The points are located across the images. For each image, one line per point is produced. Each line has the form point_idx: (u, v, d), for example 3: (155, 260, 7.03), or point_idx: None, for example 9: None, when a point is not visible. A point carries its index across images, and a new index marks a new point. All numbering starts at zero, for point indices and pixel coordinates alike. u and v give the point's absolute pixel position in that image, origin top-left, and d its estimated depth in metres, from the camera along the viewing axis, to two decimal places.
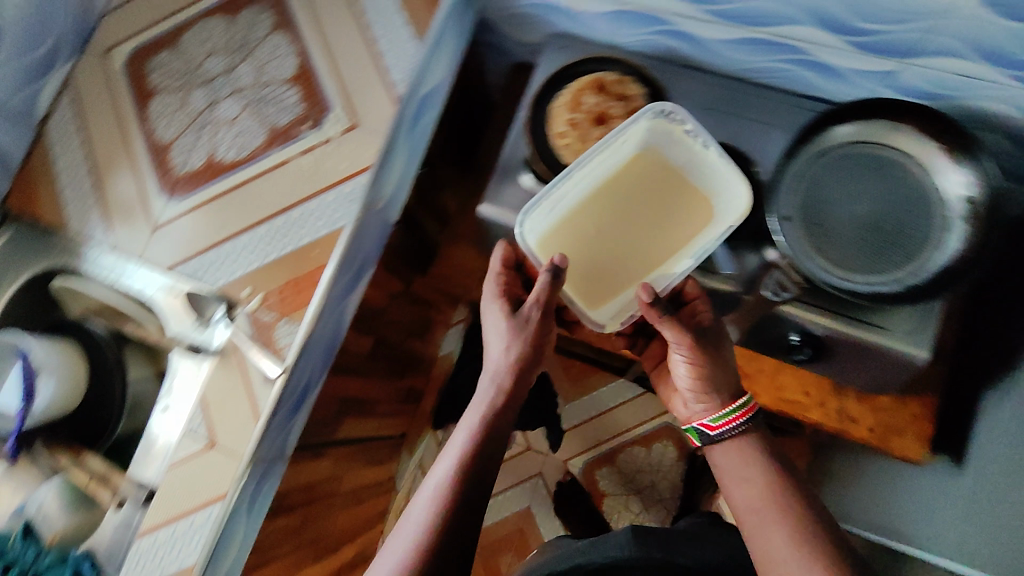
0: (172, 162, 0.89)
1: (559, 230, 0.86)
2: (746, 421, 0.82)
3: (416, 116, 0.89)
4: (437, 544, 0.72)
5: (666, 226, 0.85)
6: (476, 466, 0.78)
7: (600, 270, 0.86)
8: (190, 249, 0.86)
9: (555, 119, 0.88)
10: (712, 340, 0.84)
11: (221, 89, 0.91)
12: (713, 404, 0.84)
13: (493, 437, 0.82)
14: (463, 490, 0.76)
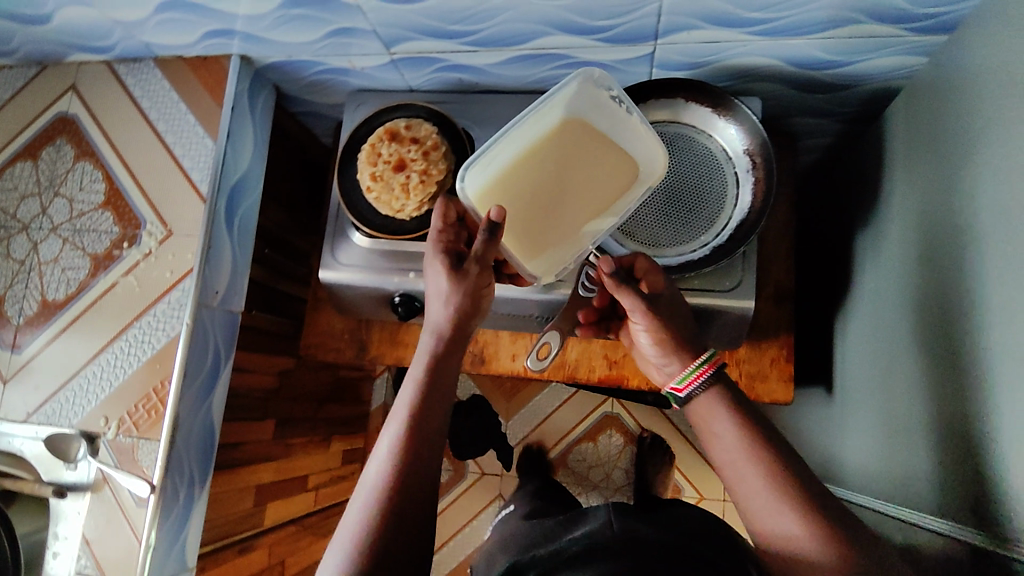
0: (7, 315, 0.90)
1: (499, 179, 0.73)
2: (713, 373, 0.69)
3: (232, 207, 0.91)
4: (381, 538, 0.58)
5: (580, 193, 0.74)
6: (420, 446, 0.64)
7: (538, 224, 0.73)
8: (43, 395, 0.87)
9: (360, 176, 0.88)
10: (670, 305, 0.76)
11: (40, 231, 0.92)
12: (675, 367, 0.74)
13: (444, 390, 0.70)
14: (410, 472, 0.62)
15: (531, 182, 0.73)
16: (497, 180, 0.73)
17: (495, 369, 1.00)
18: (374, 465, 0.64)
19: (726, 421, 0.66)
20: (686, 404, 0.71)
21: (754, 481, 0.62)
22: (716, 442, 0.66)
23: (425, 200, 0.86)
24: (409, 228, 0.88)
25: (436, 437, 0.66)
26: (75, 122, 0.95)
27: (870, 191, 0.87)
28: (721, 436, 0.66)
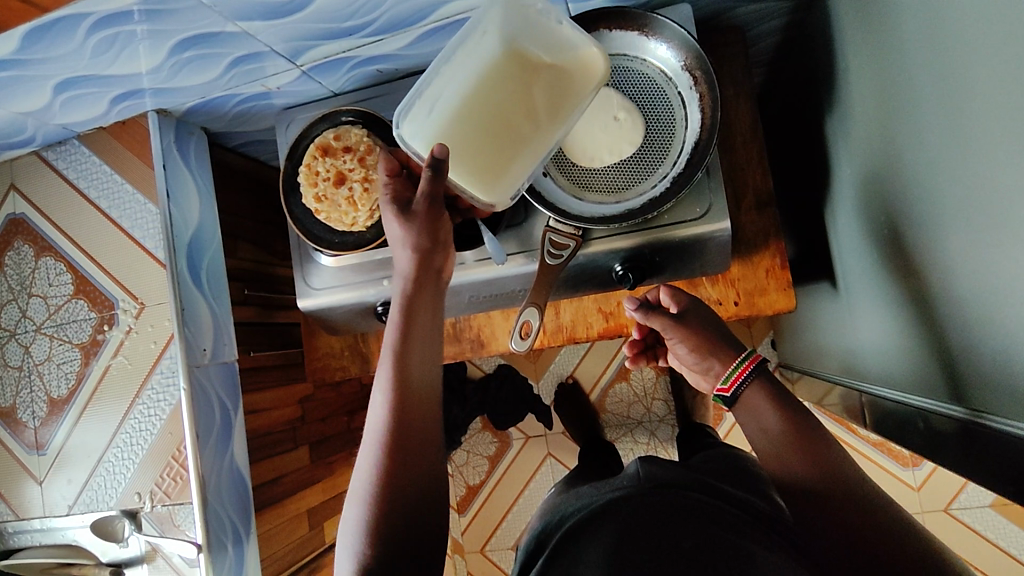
0: (23, 420, 0.93)
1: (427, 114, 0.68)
2: (756, 369, 0.70)
3: (194, 264, 0.91)
4: (392, 478, 0.62)
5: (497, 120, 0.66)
6: (412, 381, 0.67)
7: (489, 144, 0.67)
8: (78, 485, 0.90)
9: (306, 200, 0.86)
10: (696, 312, 0.77)
11: (27, 333, 0.94)
12: (716, 368, 0.74)
13: (423, 346, 0.70)
14: (406, 410, 0.66)
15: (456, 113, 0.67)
16: (426, 118, 0.68)
17: (495, 349, 0.99)
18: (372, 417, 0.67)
19: (779, 418, 0.67)
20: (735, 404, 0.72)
21: (799, 463, 0.63)
22: (766, 437, 0.67)
23: (375, 207, 0.84)
24: (368, 239, 0.85)
25: (426, 368, 0.69)
26: (22, 217, 0.95)
27: (831, 71, 0.79)
28: (770, 431, 0.67)
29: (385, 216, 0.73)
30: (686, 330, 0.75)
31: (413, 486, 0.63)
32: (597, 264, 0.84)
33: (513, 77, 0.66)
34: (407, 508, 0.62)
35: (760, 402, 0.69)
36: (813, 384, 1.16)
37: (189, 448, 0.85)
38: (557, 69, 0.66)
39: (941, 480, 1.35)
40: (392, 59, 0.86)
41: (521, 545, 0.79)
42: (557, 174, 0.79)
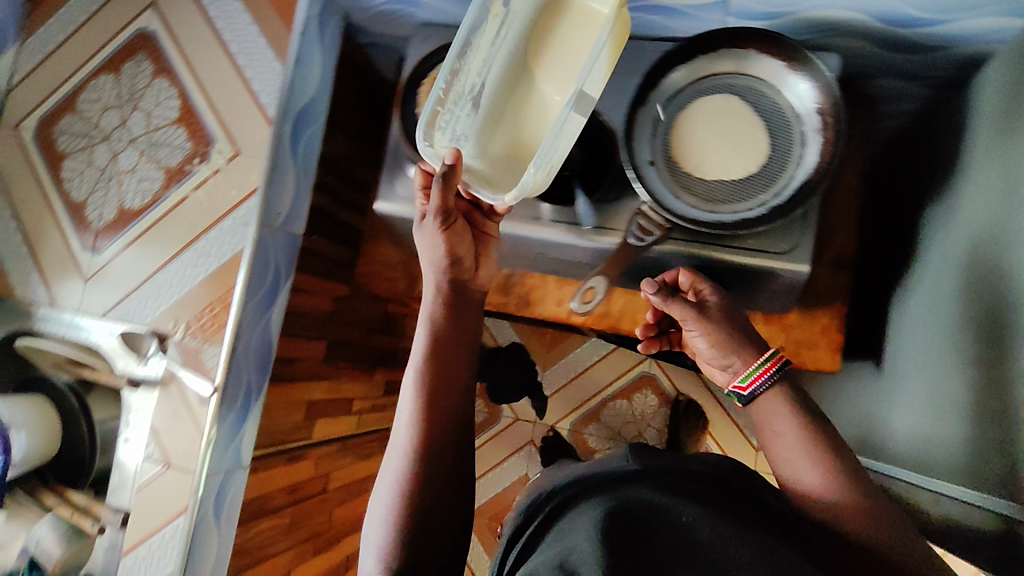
0: (89, 218, 0.96)
1: (457, 114, 0.77)
2: (778, 372, 0.68)
3: (297, 133, 0.94)
4: (427, 429, 0.66)
5: (531, 112, 0.77)
6: (445, 341, 0.72)
7: (529, 134, 0.77)
8: (119, 295, 0.94)
9: (418, 113, 0.89)
10: (726, 309, 0.73)
11: (120, 142, 0.97)
12: (736, 365, 0.71)
13: (449, 348, 0.72)
14: (433, 404, 0.67)
15: (496, 109, 0.77)
16: (465, 117, 0.78)
17: (539, 312, 1.01)
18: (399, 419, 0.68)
19: (811, 457, 0.63)
20: (751, 404, 0.69)
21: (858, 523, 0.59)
22: (801, 475, 0.63)
23: None
24: None
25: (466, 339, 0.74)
26: (152, 35, 0.98)
27: (952, 161, 0.81)
28: (806, 473, 0.63)
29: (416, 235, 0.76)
30: (710, 320, 0.71)
31: (447, 440, 0.66)
32: (667, 265, 0.86)
33: (542, 70, 0.77)
34: (440, 463, 0.65)
35: (777, 408, 0.67)
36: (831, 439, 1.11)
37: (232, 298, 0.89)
38: (553, 51, 0.76)
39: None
40: None
41: (512, 511, 0.75)
42: (663, 166, 0.81)
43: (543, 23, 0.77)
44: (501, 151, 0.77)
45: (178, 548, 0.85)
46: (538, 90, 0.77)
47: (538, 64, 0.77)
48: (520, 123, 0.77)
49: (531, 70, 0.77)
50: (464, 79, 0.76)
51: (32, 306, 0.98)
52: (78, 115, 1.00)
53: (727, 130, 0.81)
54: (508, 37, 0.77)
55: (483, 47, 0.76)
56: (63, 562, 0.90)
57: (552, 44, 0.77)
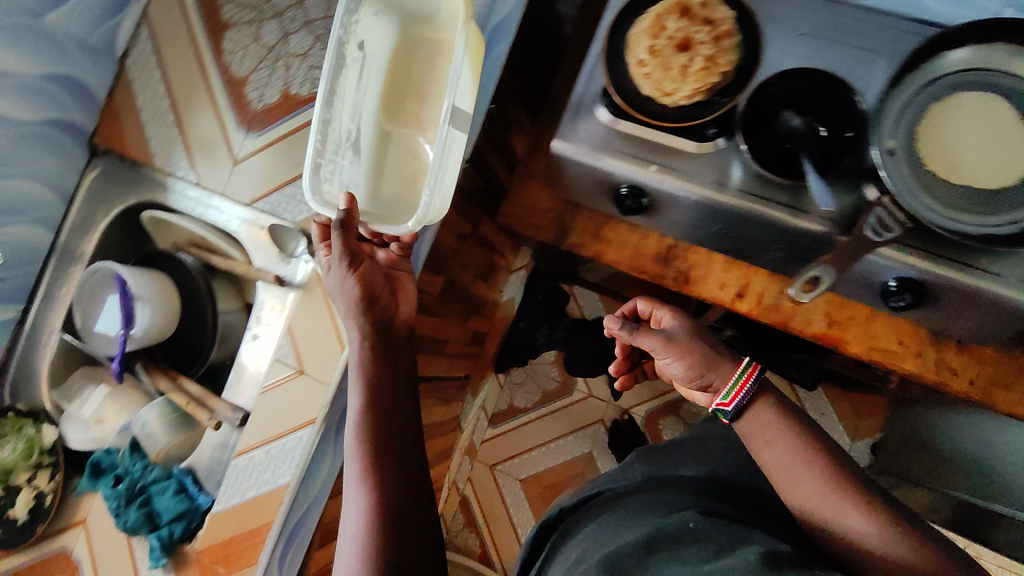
0: (248, 97, 0.89)
1: (339, 144, 0.79)
2: (758, 381, 0.63)
3: (491, 48, 0.85)
4: (388, 479, 0.65)
5: (402, 155, 0.81)
6: (374, 388, 0.70)
7: (386, 167, 0.81)
8: (270, 186, 0.87)
9: (634, 47, 0.80)
10: (693, 328, 0.67)
11: (293, 22, 0.89)
12: (714, 381, 0.65)
13: (380, 391, 0.70)
14: (377, 452, 0.66)
15: (377, 149, 0.81)
16: (374, 159, 0.81)
17: (699, 292, 0.93)
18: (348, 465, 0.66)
19: (855, 504, 0.55)
20: (737, 420, 0.64)
21: None
22: (849, 526, 0.55)
23: (701, 89, 0.78)
24: (669, 117, 0.81)
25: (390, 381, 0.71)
26: None
27: None
28: (857, 524, 0.55)
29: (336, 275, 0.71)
30: (685, 343, 0.65)
31: (409, 485, 0.66)
32: (876, 269, 0.77)
33: (390, 99, 0.80)
34: (400, 502, 0.64)
35: (761, 416, 0.62)
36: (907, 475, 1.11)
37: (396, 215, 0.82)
38: (406, 60, 0.79)
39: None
40: None
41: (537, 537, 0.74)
42: (905, 154, 0.67)
43: (404, 50, 0.79)
44: (395, 193, 0.81)
45: (297, 461, 0.80)
46: (398, 110, 0.80)
47: (388, 97, 0.80)
48: (420, 146, 0.81)
49: (398, 97, 0.80)
50: (333, 130, 0.77)
51: (169, 180, 0.92)
52: None
53: (987, 132, 0.67)
54: (371, 77, 0.79)
55: (351, 80, 0.77)
56: (167, 449, 0.87)
57: (399, 59, 0.79)
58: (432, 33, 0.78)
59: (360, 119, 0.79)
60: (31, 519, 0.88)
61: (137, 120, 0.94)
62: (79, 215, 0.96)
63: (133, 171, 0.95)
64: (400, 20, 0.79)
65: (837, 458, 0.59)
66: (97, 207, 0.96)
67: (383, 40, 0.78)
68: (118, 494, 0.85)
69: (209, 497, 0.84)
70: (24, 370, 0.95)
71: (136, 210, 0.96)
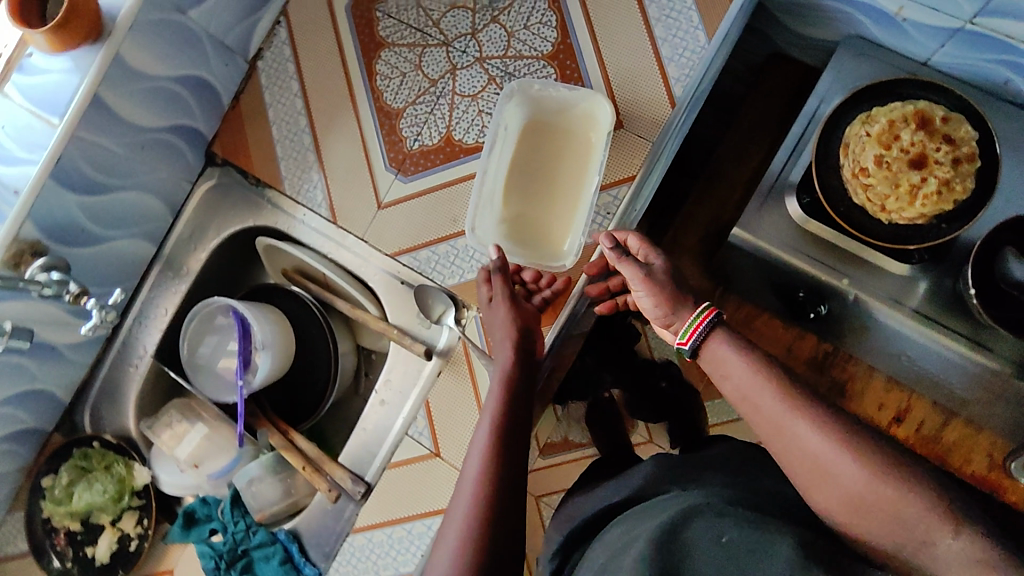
0: (402, 133, 0.80)
1: (484, 205, 0.74)
2: (716, 319, 0.55)
3: (686, 121, 0.77)
4: (499, 500, 0.52)
5: (535, 216, 0.76)
6: (514, 418, 0.59)
7: (522, 226, 0.76)
8: (417, 240, 0.78)
9: (857, 152, 0.72)
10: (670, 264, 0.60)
11: (463, 55, 0.80)
12: (677, 322, 0.58)
13: (518, 427, 0.58)
14: (503, 483, 0.53)
15: (514, 214, 0.76)
16: (506, 226, 0.75)
17: (854, 409, 0.88)
18: (457, 491, 0.54)
19: (809, 423, 0.47)
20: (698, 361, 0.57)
21: None
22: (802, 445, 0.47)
23: (925, 214, 0.70)
24: (876, 234, 0.73)
25: (516, 413, 0.59)
26: None
27: None
28: (802, 436, 0.47)
29: (495, 306, 0.68)
30: (656, 283, 0.58)
31: (509, 516, 0.52)
32: None
33: (528, 178, 0.76)
34: (499, 541, 0.50)
35: (720, 344, 0.54)
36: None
37: (563, 303, 0.74)
38: (558, 137, 0.76)
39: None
40: None
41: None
42: None
43: (541, 138, 0.77)
44: (526, 248, 0.74)
45: (423, 552, 0.72)
46: (530, 185, 0.76)
47: (523, 180, 0.76)
48: (543, 220, 0.76)
49: (534, 171, 0.76)
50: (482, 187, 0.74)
51: (298, 209, 0.82)
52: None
53: None
54: (508, 158, 0.76)
55: (493, 155, 0.75)
56: (274, 510, 0.81)
57: (543, 136, 0.77)
58: (579, 118, 0.76)
59: (492, 194, 0.75)
60: (115, 562, 0.81)
61: (264, 133, 0.83)
62: (185, 231, 0.86)
63: (255, 191, 0.84)
64: (537, 112, 0.77)
65: (794, 380, 0.50)
66: (208, 224, 0.86)
67: (523, 127, 0.77)
68: (216, 552, 0.78)
69: (316, 569, 0.77)
70: (108, 397, 0.86)
71: (251, 233, 0.86)
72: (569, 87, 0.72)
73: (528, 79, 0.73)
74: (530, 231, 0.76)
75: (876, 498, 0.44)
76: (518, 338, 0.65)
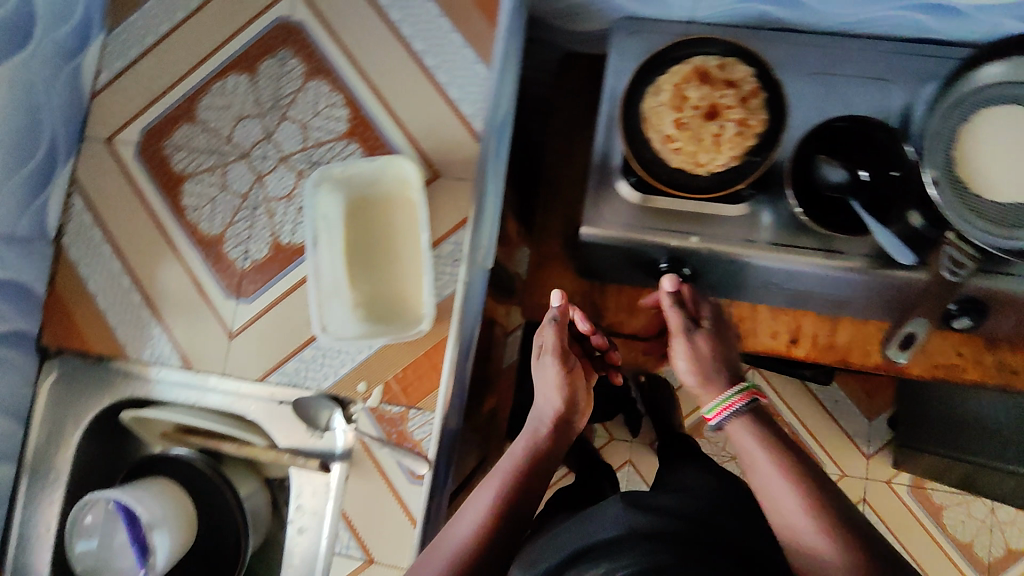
0: (229, 255, 0.77)
1: (327, 299, 0.71)
2: (745, 406, 0.72)
3: (498, 149, 0.77)
4: (496, 534, 0.64)
5: (384, 289, 0.73)
6: (533, 490, 0.69)
7: (376, 303, 0.73)
8: (279, 356, 0.74)
9: (658, 122, 0.75)
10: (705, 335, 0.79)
11: (265, 160, 0.78)
12: (705, 394, 0.76)
13: (532, 488, 0.69)
14: (501, 517, 0.65)
15: (364, 294, 0.73)
16: (361, 309, 0.73)
17: (750, 346, 0.89)
18: (459, 524, 0.65)
19: (790, 488, 0.63)
20: (720, 431, 0.74)
21: None
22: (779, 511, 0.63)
23: (738, 155, 0.74)
24: (704, 187, 0.75)
25: (557, 453, 0.73)
26: (302, 27, 0.79)
27: None
28: (788, 508, 0.62)
29: (545, 366, 0.77)
30: (704, 357, 0.77)
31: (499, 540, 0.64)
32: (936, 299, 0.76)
33: (365, 254, 0.73)
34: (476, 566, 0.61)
35: (742, 432, 0.71)
36: (931, 464, 1.10)
37: (442, 362, 0.71)
38: (379, 204, 0.73)
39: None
40: (794, 10, 0.78)
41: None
42: (951, 188, 0.71)
43: (364, 211, 0.73)
44: (384, 323, 0.72)
45: None
46: (370, 261, 0.73)
47: (361, 258, 0.73)
48: (394, 291, 0.73)
49: (368, 245, 0.73)
50: (320, 283, 0.71)
51: (152, 368, 0.78)
52: (199, 126, 0.80)
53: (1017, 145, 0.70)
54: (337, 242, 0.73)
55: (321, 247, 0.71)
56: None
57: (365, 208, 0.73)
58: (392, 179, 0.73)
59: (335, 285, 0.72)
60: None
61: (93, 307, 0.79)
62: (41, 433, 0.80)
63: (101, 368, 0.80)
64: (352, 188, 0.73)
65: (804, 466, 0.65)
66: (64, 418, 0.80)
67: (343, 206, 0.73)
68: None
69: None
70: None
71: (113, 409, 0.81)
72: (368, 159, 0.70)
73: (327, 164, 0.71)
74: (385, 306, 0.73)
75: (814, 534, 0.59)
76: (554, 422, 0.75)
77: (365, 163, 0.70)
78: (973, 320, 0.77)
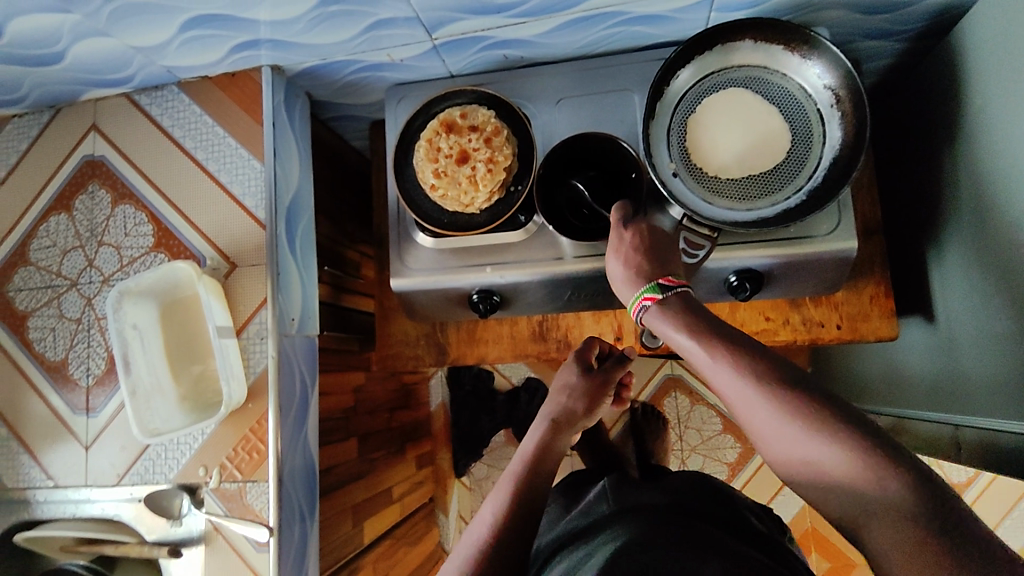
0: (74, 376, 0.85)
1: (148, 401, 0.78)
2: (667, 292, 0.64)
3: (291, 230, 0.85)
4: (516, 531, 0.63)
5: (199, 375, 0.81)
6: (539, 479, 0.70)
7: (196, 390, 0.81)
8: (131, 457, 0.82)
9: (421, 176, 0.82)
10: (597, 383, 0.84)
11: (90, 285, 0.86)
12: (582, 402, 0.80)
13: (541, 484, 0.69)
14: (519, 515, 0.64)
15: (183, 385, 0.81)
16: (184, 399, 0.80)
17: None
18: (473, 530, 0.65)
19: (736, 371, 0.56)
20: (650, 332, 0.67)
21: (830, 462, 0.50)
22: (719, 385, 0.57)
23: (495, 190, 0.80)
24: (478, 222, 0.83)
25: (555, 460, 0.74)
26: (103, 161, 0.88)
27: (953, 115, 0.84)
28: (722, 385, 0.57)
29: (564, 369, 0.84)
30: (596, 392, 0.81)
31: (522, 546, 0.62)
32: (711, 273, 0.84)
33: (178, 350, 0.81)
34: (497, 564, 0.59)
35: (665, 326, 0.63)
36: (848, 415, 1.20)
37: (264, 436, 0.79)
38: (182, 303, 0.81)
39: (997, 491, 1.27)
40: (527, 48, 0.85)
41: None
42: (686, 173, 0.79)
43: (172, 312, 0.81)
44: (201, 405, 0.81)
45: None
46: (184, 355, 0.81)
47: (175, 354, 0.81)
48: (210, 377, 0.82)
49: (180, 342, 0.81)
50: (137, 387, 0.78)
51: (28, 492, 0.85)
52: (31, 268, 0.89)
53: (744, 118, 0.79)
54: (152, 348, 0.80)
55: (135, 355, 0.78)
56: None
57: (171, 309, 0.81)
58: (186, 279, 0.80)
59: (158, 385, 0.79)
60: None
61: None
62: None
63: None
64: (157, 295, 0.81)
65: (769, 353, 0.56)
66: None
67: (147, 313, 0.80)
68: None
69: None
70: None
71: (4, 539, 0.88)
72: (154, 270, 0.77)
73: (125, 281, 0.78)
74: (206, 391, 0.81)
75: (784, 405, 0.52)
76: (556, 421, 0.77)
77: (155, 273, 0.78)
78: (752, 287, 0.83)
